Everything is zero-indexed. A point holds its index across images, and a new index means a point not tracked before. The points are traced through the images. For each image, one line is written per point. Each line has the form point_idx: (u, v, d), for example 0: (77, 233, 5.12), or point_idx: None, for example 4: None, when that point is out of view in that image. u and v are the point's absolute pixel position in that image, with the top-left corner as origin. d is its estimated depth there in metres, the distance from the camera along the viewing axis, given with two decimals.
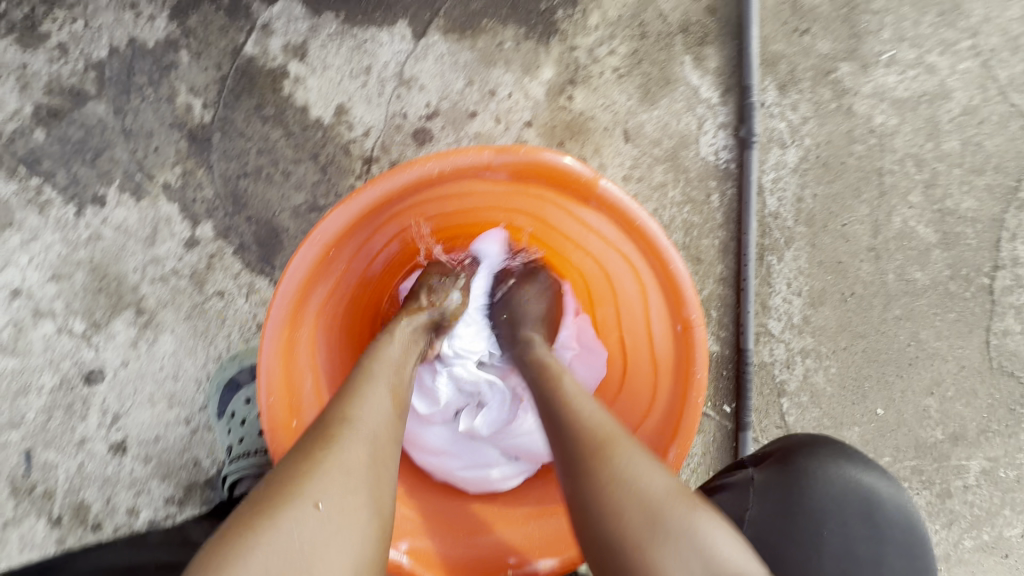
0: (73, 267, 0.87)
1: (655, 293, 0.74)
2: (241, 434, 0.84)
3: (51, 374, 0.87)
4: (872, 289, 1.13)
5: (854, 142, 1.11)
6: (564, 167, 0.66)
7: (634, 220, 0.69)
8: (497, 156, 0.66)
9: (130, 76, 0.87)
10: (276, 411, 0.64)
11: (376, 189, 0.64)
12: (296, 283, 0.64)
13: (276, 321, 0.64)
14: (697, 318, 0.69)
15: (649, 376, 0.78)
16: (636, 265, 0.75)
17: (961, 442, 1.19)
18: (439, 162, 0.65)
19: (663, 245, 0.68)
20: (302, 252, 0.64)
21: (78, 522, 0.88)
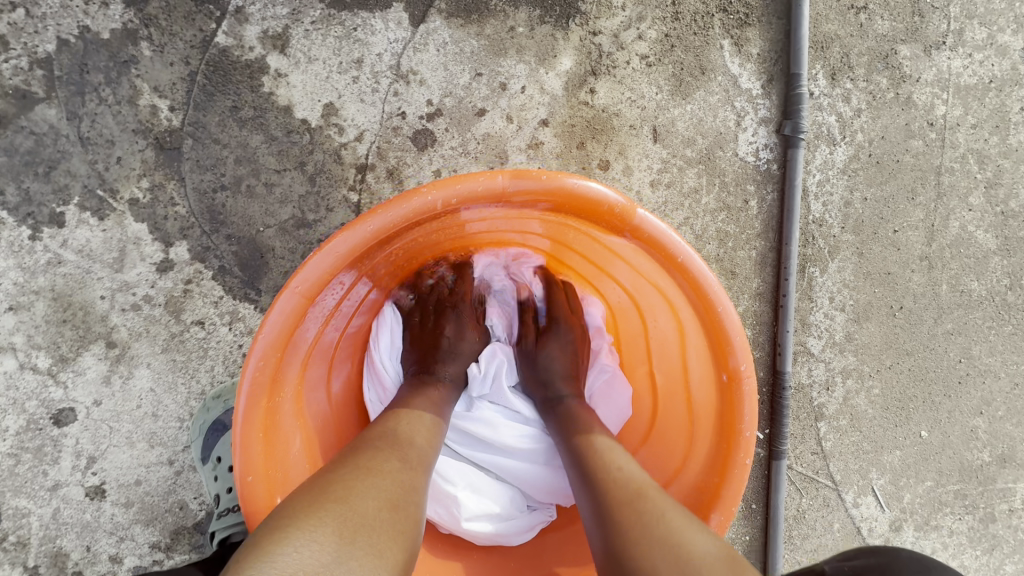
0: (33, 297, 0.77)
1: (693, 337, 0.65)
2: (229, 482, 0.78)
3: (16, 415, 0.79)
4: (922, 302, 1.03)
5: (912, 137, 0.98)
6: (591, 194, 0.59)
7: (672, 252, 0.61)
8: (513, 181, 0.57)
9: (83, 74, 0.75)
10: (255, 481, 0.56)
11: (373, 223, 0.55)
12: (275, 333, 0.56)
13: (254, 377, 0.56)
14: (745, 369, 0.61)
15: (683, 426, 0.69)
16: (669, 302, 0.67)
17: (1008, 463, 1.10)
18: (447, 187, 0.56)
19: (708, 283, 0.61)
20: (282, 297, 0.55)
21: (58, 570, 0.81)
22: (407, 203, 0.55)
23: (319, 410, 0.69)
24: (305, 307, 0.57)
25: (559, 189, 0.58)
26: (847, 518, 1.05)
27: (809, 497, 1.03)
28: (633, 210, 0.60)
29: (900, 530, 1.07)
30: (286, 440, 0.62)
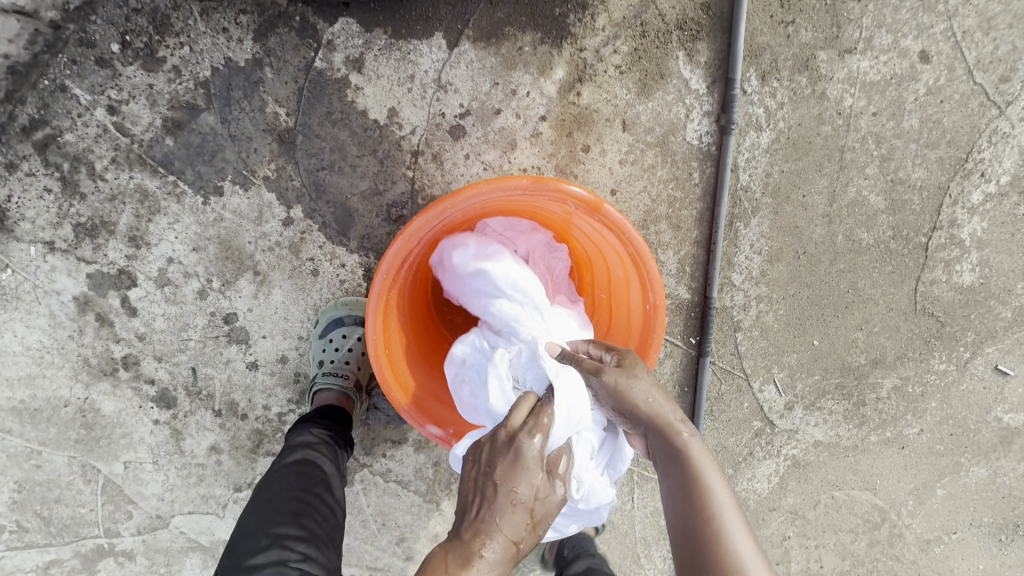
0: (206, 242, 1.18)
1: (635, 279, 1.02)
2: (331, 356, 1.20)
3: (201, 317, 1.23)
4: (822, 248, 1.39)
5: (823, 123, 1.29)
6: (576, 195, 0.92)
7: (625, 232, 0.95)
8: (532, 183, 0.90)
9: (229, 90, 1.11)
10: (378, 344, 0.95)
11: (449, 203, 0.89)
12: (389, 268, 0.92)
13: (377, 296, 0.93)
14: (661, 302, 0.98)
15: (625, 333, 1.09)
16: (624, 259, 1.02)
17: (880, 365, 1.52)
18: (489, 186, 0.89)
19: (645, 248, 0.95)
20: (393, 247, 0.91)
21: (233, 412, 1.30)
22: (465, 194, 0.89)
23: (403, 321, 1.07)
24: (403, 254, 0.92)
25: (559, 191, 0.91)
26: (753, 399, 1.50)
27: (726, 384, 1.47)
28: (602, 203, 0.92)
29: (792, 408, 1.52)
30: (390, 336, 1.01)
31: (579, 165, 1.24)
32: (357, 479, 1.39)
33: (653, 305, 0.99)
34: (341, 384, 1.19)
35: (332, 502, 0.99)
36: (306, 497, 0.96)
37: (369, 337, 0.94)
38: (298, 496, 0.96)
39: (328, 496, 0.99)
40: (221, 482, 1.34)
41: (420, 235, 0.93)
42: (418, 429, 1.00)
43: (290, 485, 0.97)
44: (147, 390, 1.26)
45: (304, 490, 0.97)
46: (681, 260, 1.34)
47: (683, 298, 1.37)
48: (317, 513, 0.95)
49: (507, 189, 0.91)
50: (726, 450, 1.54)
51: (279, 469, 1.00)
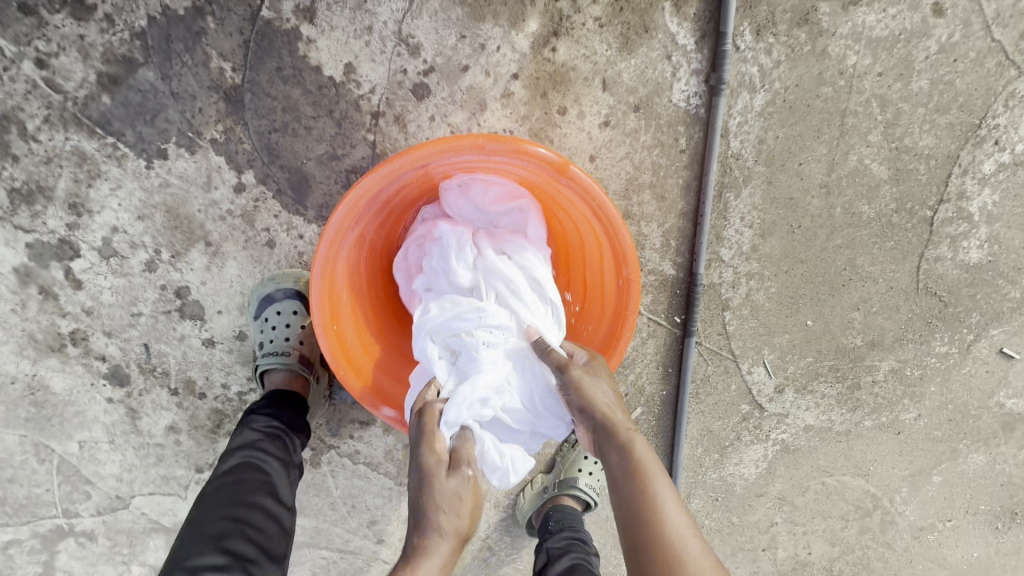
0: (152, 210, 1.10)
1: (607, 251, 0.93)
2: (270, 336, 1.14)
3: (151, 290, 1.15)
4: (819, 222, 1.29)
5: (824, 84, 1.18)
6: (539, 155, 0.83)
7: (594, 199, 0.86)
8: (491, 142, 0.81)
9: (168, 43, 1.02)
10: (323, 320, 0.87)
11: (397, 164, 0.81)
12: (333, 237, 0.84)
13: (321, 266, 0.85)
14: (633, 276, 0.90)
15: (597, 309, 1.01)
16: (595, 229, 0.94)
17: (877, 347, 1.44)
18: (444, 145, 0.80)
19: (617, 217, 0.86)
20: (337, 213, 0.82)
21: (190, 391, 1.24)
22: (416, 153, 0.80)
23: (356, 294, 1.00)
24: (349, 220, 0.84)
25: (520, 151, 0.82)
26: (741, 381, 1.42)
27: (713, 365, 1.40)
28: (569, 165, 0.84)
29: (782, 392, 1.45)
30: (340, 310, 0.93)
31: (555, 128, 1.14)
32: (324, 462, 1.33)
33: (626, 279, 0.91)
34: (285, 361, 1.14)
35: (274, 508, 0.94)
36: (249, 503, 0.91)
37: (313, 311, 0.86)
38: (233, 507, 0.90)
39: (268, 501, 0.94)
40: (181, 463, 1.29)
41: (368, 199, 0.84)
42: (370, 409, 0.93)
43: (225, 496, 0.91)
44: (98, 367, 1.19)
45: (240, 499, 0.91)
46: (666, 234, 1.25)
47: (667, 275, 1.28)
48: (256, 522, 0.90)
49: (463, 149, 0.82)
50: (712, 434, 1.47)
51: (216, 479, 0.94)
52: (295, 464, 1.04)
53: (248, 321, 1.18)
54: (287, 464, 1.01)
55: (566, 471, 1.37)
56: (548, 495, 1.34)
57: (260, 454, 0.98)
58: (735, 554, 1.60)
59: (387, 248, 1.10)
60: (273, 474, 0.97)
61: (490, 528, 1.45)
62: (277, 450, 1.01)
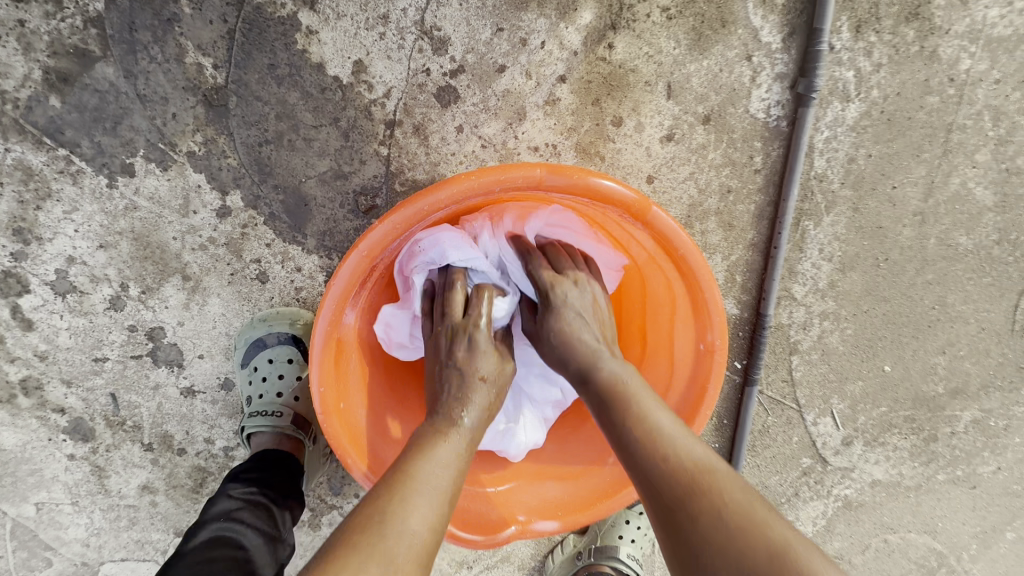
0: (117, 237, 0.90)
1: (682, 306, 0.78)
2: (260, 390, 0.94)
3: (118, 332, 0.96)
4: (908, 254, 1.10)
5: (930, 93, 0.98)
6: (611, 192, 0.67)
7: (677, 246, 0.71)
8: (549, 175, 0.65)
9: (133, 32, 0.81)
10: (327, 396, 0.70)
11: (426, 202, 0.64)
12: (342, 293, 0.67)
13: (325, 328, 0.68)
14: (719, 343, 0.74)
15: (662, 374, 0.84)
16: (669, 277, 0.78)
17: (960, 395, 1.25)
18: (491, 178, 0.64)
19: (704, 270, 0.71)
20: (347, 262, 0.65)
21: (167, 446, 1.05)
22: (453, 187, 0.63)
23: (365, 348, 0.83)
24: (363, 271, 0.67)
25: (589, 188, 0.66)
26: (804, 433, 1.24)
27: (774, 415, 1.21)
28: (649, 206, 0.68)
29: (850, 444, 1.26)
30: (345, 375, 0.76)
31: (607, 143, 0.94)
32: (325, 524, 1.15)
33: (708, 345, 0.76)
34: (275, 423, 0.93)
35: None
36: None
37: (313, 382, 0.69)
38: None
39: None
40: (157, 526, 1.10)
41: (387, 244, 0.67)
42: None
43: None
44: (56, 420, 1.00)
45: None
46: (730, 267, 1.06)
47: (729, 314, 1.09)
48: None
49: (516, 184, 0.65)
50: (767, 490, 1.29)
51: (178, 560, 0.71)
52: (285, 541, 0.82)
53: (234, 370, 0.98)
54: (272, 541, 0.79)
55: (603, 537, 1.20)
56: (582, 563, 1.17)
57: (235, 527, 0.76)
58: None
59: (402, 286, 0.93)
60: (254, 553, 0.75)
61: None
62: (260, 522, 0.79)
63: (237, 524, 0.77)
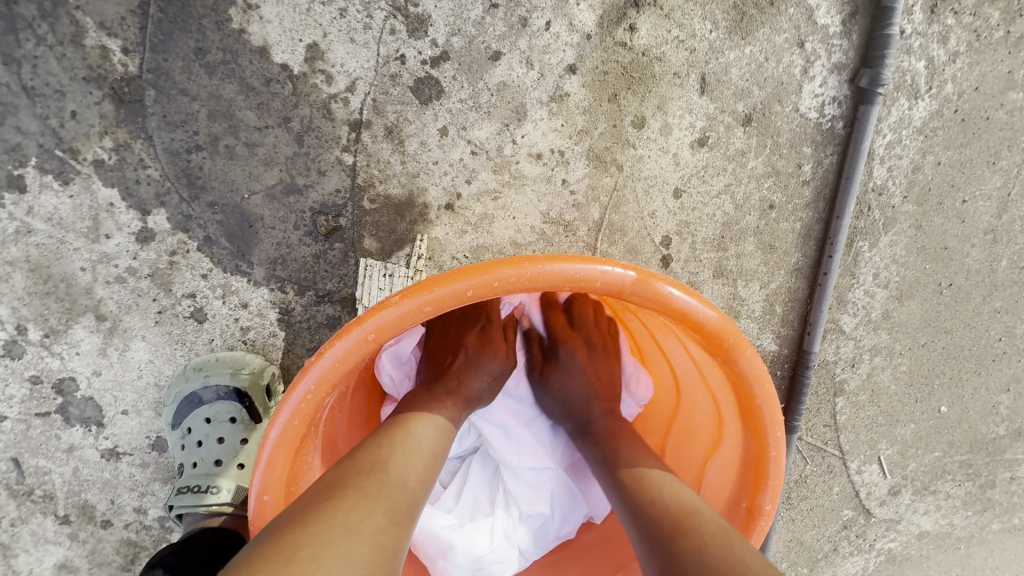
0: (9, 268, 0.71)
1: (732, 450, 0.62)
2: (195, 457, 0.75)
3: (17, 384, 0.77)
4: (975, 279, 0.93)
5: (1013, 88, 0.82)
6: (693, 311, 0.48)
7: (755, 394, 0.54)
8: (635, 283, 0.46)
9: (13, 4, 0.62)
10: (269, 505, 0.51)
11: (462, 291, 0.44)
12: (320, 387, 0.46)
13: (287, 420, 0.47)
14: (769, 507, 0.58)
15: None
16: (720, 407, 0.62)
17: (1022, 436, 1.09)
18: (552, 273, 0.45)
19: (780, 424, 0.55)
20: (335, 346, 0.45)
21: (88, 518, 0.86)
22: (503, 271, 0.45)
23: (336, 431, 0.63)
24: (358, 360, 0.47)
25: (667, 306, 0.48)
26: (846, 482, 1.07)
27: (813, 463, 1.04)
28: (740, 340, 0.50)
29: (897, 494, 1.10)
30: (305, 466, 0.57)
31: (627, 149, 0.77)
32: None
33: (752, 505, 0.60)
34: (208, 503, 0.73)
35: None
36: None
37: (256, 486, 0.49)
38: None
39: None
40: None
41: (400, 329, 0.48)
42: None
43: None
44: None
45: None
46: (770, 297, 0.88)
47: (767, 351, 0.92)
48: None
49: (583, 285, 0.46)
50: (802, 546, 1.12)
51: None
52: None
53: (165, 429, 0.79)
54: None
55: None
56: None
57: None
58: None
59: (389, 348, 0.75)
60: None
61: None
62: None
63: None
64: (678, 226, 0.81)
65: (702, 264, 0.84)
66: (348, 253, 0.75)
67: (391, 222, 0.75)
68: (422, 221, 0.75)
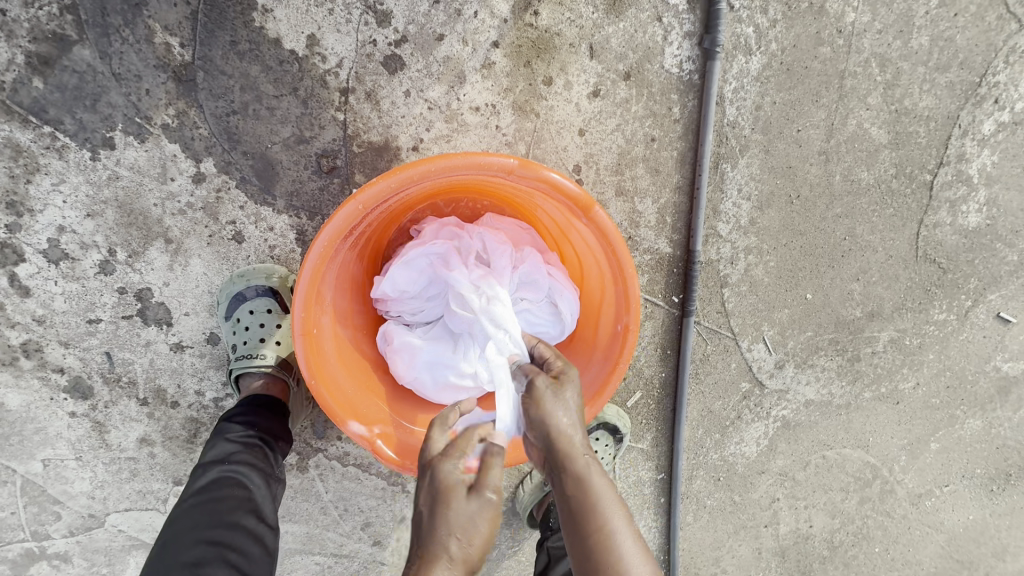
0: (103, 206, 1.00)
1: (612, 296, 0.92)
2: (244, 337, 1.05)
3: (109, 294, 1.06)
4: (818, 190, 1.24)
5: (822, 44, 1.13)
6: (560, 185, 0.79)
7: (613, 244, 0.83)
8: (520, 167, 0.76)
9: (105, 16, 0.91)
10: (305, 320, 0.79)
11: (419, 173, 0.74)
12: (333, 236, 0.75)
13: (314, 261, 0.76)
14: (632, 324, 0.87)
15: (587, 344, 0.99)
16: (602, 267, 0.91)
17: (876, 317, 1.40)
18: (471, 161, 0.75)
19: (631, 268, 0.84)
20: (343, 209, 0.74)
21: (161, 400, 1.15)
22: (441, 162, 0.74)
23: (340, 294, 0.93)
24: (353, 220, 0.76)
25: (546, 182, 0.78)
26: (741, 359, 1.38)
27: (712, 344, 1.35)
28: (593, 203, 0.80)
29: (783, 367, 1.41)
30: (322, 309, 0.85)
31: (541, 101, 1.06)
32: (312, 466, 1.26)
33: (625, 326, 0.88)
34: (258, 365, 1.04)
35: (257, 527, 0.87)
36: (220, 529, 0.83)
37: (297, 305, 0.77)
38: (208, 529, 0.83)
39: (251, 520, 0.87)
40: (157, 477, 1.20)
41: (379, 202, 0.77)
42: (337, 425, 0.84)
43: (203, 517, 0.84)
44: (57, 380, 1.10)
45: (218, 520, 0.84)
46: (660, 210, 1.19)
47: (663, 252, 1.22)
48: (239, 546, 0.83)
49: (490, 168, 0.76)
50: (713, 414, 1.43)
51: (191, 498, 0.87)
52: (277, 476, 0.97)
53: (218, 323, 1.09)
54: (269, 477, 0.93)
55: None
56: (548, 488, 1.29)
57: (238, 467, 0.90)
58: (737, 533, 1.57)
59: (375, 258, 1.05)
60: (255, 490, 0.90)
61: None
62: (257, 461, 0.93)
63: (234, 464, 0.90)
64: (584, 157, 1.11)
65: (605, 185, 1.14)
66: (344, 186, 1.05)
67: (374, 161, 1.04)
68: (396, 160, 1.05)
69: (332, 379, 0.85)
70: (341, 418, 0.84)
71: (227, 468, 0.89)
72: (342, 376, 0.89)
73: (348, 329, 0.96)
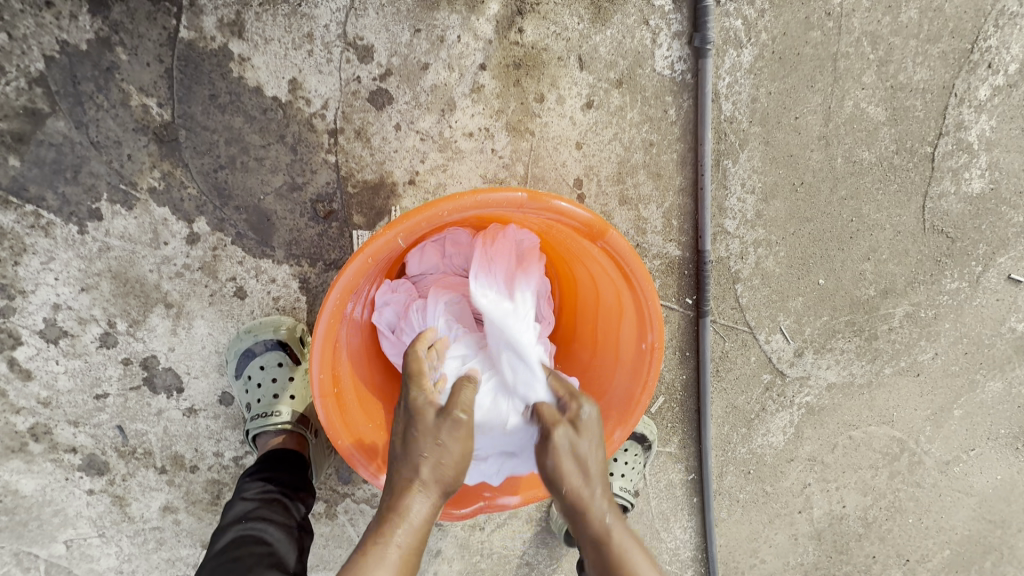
0: (97, 278, 0.96)
1: (632, 316, 0.88)
2: (257, 395, 1.02)
3: (113, 367, 1.02)
4: (821, 175, 1.23)
5: (812, 28, 1.14)
6: (570, 212, 0.75)
7: (630, 264, 0.79)
8: (528, 199, 0.73)
9: (76, 85, 0.88)
10: (325, 382, 0.76)
11: (424, 218, 0.71)
12: (344, 293, 0.72)
13: (328, 320, 0.73)
14: (656, 342, 0.84)
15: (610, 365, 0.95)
16: (619, 287, 0.88)
17: (890, 294, 1.38)
18: (476, 201, 0.72)
19: (650, 286, 0.81)
20: (351, 264, 0.71)
21: (179, 466, 1.11)
22: (447, 204, 0.71)
23: (354, 342, 0.90)
24: (363, 274, 0.73)
25: (557, 209, 0.75)
26: (760, 352, 1.36)
27: (730, 340, 1.33)
28: (607, 227, 0.77)
29: (802, 355, 1.39)
30: (338, 365, 0.82)
31: (534, 119, 1.04)
32: (341, 512, 1.23)
33: (649, 345, 0.85)
34: (274, 423, 1.00)
35: None
36: None
37: (314, 369, 0.75)
38: None
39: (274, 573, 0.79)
40: (184, 543, 1.16)
41: (388, 251, 0.74)
42: (369, 480, 0.82)
43: None
44: (70, 459, 1.06)
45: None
46: (666, 213, 1.15)
47: (673, 256, 1.18)
48: None
49: (498, 207, 0.73)
50: (737, 409, 1.41)
51: (211, 562, 0.80)
52: (303, 528, 0.90)
53: (230, 382, 1.05)
54: (292, 529, 0.87)
55: None
56: None
57: (258, 524, 0.85)
58: (773, 523, 1.52)
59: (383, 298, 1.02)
60: (277, 544, 0.84)
61: (525, 543, 1.37)
62: (277, 515, 0.87)
63: (252, 522, 0.84)
64: (584, 170, 1.09)
65: (608, 196, 1.11)
66: (343, 228, 1.01)
67: (371, 200, 1.01)
68: (393, 196, 1.02)
69: (360, 435, 0.83)
70: (371, 472, 0.81)
71: (245, 527, 0.84)
72: (368, 427, 0.87)
73: (366, 377, 0.93)
